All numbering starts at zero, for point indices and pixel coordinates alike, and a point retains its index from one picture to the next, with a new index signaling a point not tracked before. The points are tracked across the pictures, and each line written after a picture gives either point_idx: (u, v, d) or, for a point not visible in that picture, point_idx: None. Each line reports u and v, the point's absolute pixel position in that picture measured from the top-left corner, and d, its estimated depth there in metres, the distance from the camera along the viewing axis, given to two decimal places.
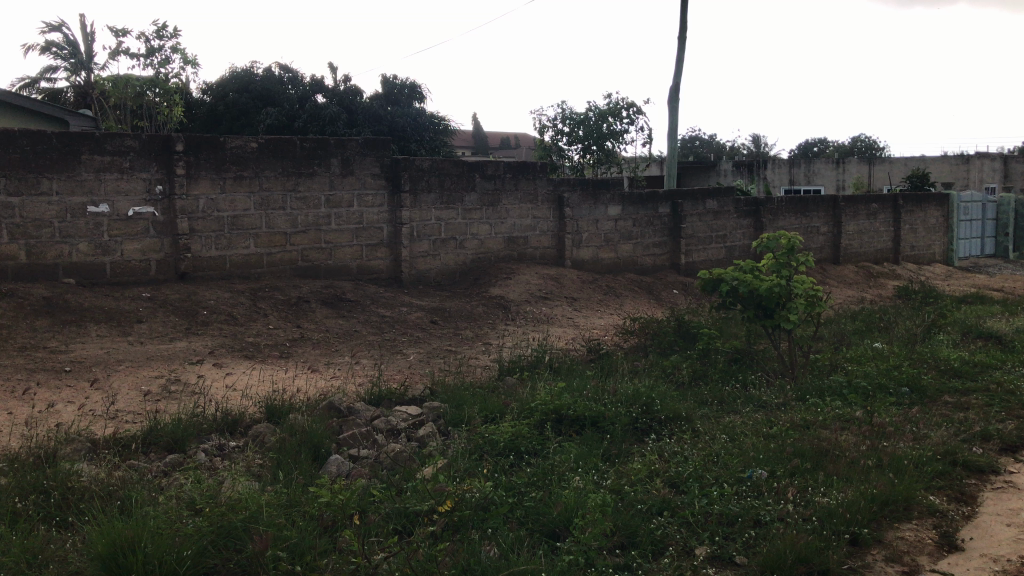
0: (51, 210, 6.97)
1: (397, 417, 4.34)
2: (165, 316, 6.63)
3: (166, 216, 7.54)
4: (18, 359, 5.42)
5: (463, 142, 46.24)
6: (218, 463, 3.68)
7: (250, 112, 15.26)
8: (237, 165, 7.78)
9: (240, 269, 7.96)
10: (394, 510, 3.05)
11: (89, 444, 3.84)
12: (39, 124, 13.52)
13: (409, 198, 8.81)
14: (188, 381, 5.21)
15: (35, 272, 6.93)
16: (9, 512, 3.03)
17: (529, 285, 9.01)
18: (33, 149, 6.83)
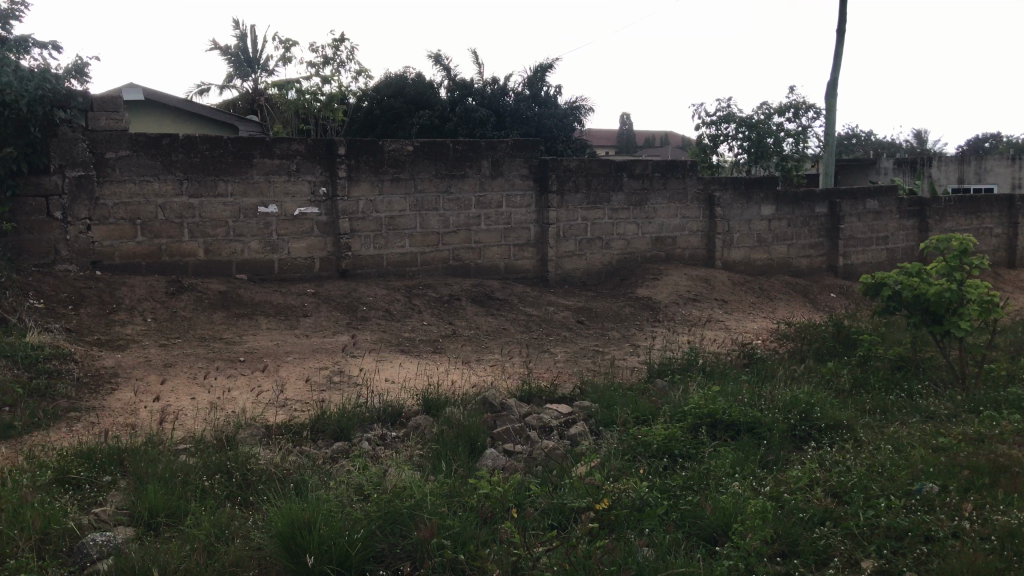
0: (225, 210, 7.48)
1: (549, 415, 4.41)
2: (327, 311, 7.00)
3: (329, 216, 7.94)
4: (198, 349, 5.87)
5: (608, 142, 46.06)
6: (381, 452, 3.85)
7: (403, 115, 15.84)
8: (394, 167, 8.09)
9: (396, 268, 8.28)
10: (551, 506, 3.11)
11: (264, 430, 4.12)
12: (209, 130, 14.51)
13: (557, 199, 8.89)
14: (349, 373, 5.48)
15: (211, 268, 7.48)
16: (199, 489, 3.29)
17: (677, 287, 8.89)
18: (211, 153, 7.35)
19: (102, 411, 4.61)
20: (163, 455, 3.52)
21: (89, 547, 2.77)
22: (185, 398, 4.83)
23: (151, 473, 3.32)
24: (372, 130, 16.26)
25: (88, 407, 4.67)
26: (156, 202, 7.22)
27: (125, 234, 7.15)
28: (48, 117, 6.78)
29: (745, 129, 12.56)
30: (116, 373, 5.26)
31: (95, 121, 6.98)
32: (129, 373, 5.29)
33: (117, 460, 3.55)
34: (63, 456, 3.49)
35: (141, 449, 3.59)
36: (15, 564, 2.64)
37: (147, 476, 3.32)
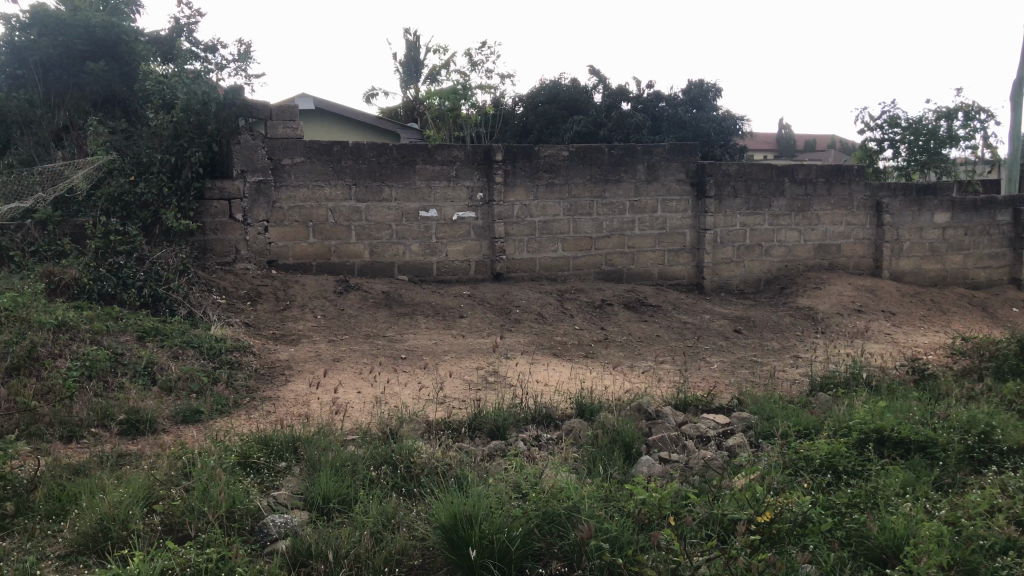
0: (389, 213, 7.80)
1: (706, 425, 4.36)
2: (482, 313, 7.18)
3: (486, 220, 8.12)
4: (363, 346, 6.16)
5: (764, 145, 44.64)
6: (535, 452, 3.92)
7: (558, 121, 16.01)
8: (550, 172, 8.18)
9: (550, 271, 8.38)
10: (710, 516, 3.07)
11: (426, 425, 4.28)
12: (372, 137, 15.15)
13: (714, 204, 8.72)
14: (503, 373, 5.60)
15: (375, 269, 7.84)
16: (368, 478, 3.46)
17: (841, 297, 8.52)
18: (377, 160, 7.68)
19: (277, 401, 4.94)
20: (333, 445, 3.73)
21: (269, 527, 2.97)
22: (351, 392, 5.08)
23: (323, 461, 3.53)
24: (526, 137, 16.52)
25: (264, 397, 5.01)
26: (326, 206, 7.64)
27: (297, 235, 7.60)
28: (232, 125, 7.33)
29: (908, 137, 11.86)
30: (289, 366, 5.61)
31: (273, 129, 7.45)
32: (301, 365, 5.64)
33: (292, 447, 3.79)
34: (245, 441, 3.76)
35: (313, 437, 3.81)
36: (206, 537, 2.88)
37: (319, 464, 3.52)
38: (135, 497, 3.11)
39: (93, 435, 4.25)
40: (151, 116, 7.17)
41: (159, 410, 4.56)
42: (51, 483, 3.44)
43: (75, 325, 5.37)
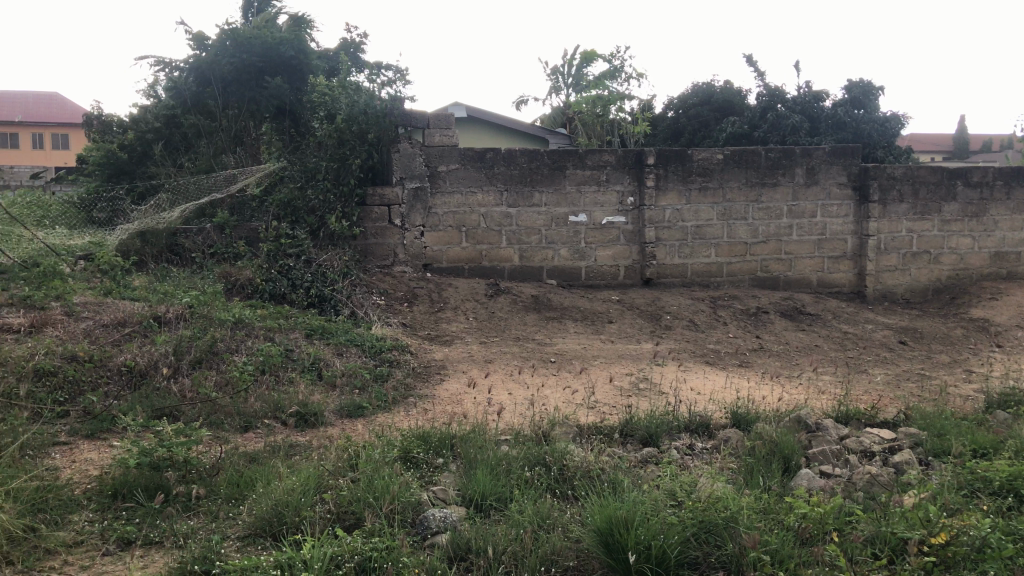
0: (540, 218, 7.90)
1: (871, 440, 4.17)
2: (632, 318, 7.15)
3: (636, 225, 8.07)
4: (514, 348, 6.27)
5: (932, 146, 42.00)
6: (689, 461, 3.87)
7: (709, 124, 15.74)
8: (703, 176, 8.05)
9: (702, 277, 8.23)
10: (877, 534, 2.96)
11: (578, 429, 4.30)
12: (520, 143, 15.35)
13: (878, 209, 8.32)
14: (654, 380, 5.55)
15: (526, 273, 7.96)
16: (522, 478, 3.52)
17: (1020, 308, 7.93)
18: (529, 165, 7.79)
19: (433, 399, 5.10)
20: (489, 444, 3.83)
21: (430, 520, 3.09)
22: (504, 393, 5.19)
23: (479, 459, 3.62)
24: (677, 139, 16.34)
25: (421, 395, 5.19)
26: (479, 211, 7.81)
27: (451, 240, 7.82)
28: (391, 134, 7.64)
29: None
30: (444, 366, 5.78)
31: (430, 137, 7.69)
32: (456, 366, 5.80)
33: (448, 444, 3.91)
34: (405, 437, 3.92)
35: (469, 437, 3.91)
36: (372, 527, 3.02)
37: (475, 461, 3.61)
38: (307, 485, 3.30)
39: (266, 425, 4.55)
40: (317, 126, 7.57)
41: (325, 404, 4.82)
42: (231, 468, 3.71)
43: (250, 322, 5.77)
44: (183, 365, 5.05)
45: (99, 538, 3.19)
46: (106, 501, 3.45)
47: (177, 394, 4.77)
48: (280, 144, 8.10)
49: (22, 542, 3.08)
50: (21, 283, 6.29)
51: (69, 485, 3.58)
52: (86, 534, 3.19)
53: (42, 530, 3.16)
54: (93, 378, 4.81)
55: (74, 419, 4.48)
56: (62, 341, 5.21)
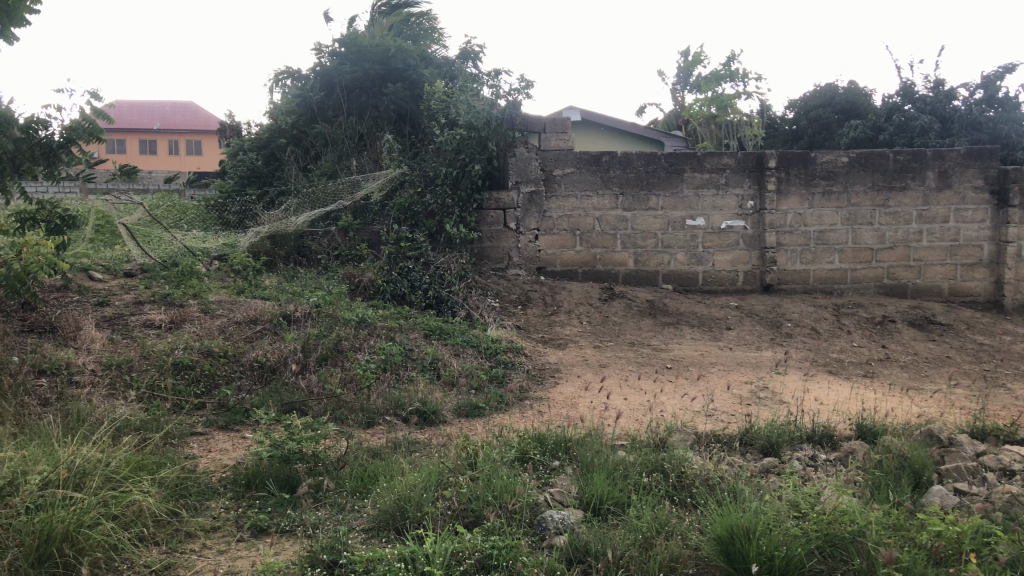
0: (656, 222, 7.83)
1: (1011, 457, 3.95)
2: (751, 325, 7.00)
3: (756, 229, 7.90)
4: (629, 354, 6.25)
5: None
6: (811, 473, 3.76)
7: (831, 126, 15.26)
8: (827, 179, 7.80)
9: (824, 284, 7.98)
10: (1018, 557, 2.80)
11: (695, 437, 4.25)
12: (635, 146, 15.24)
13: (1019, 214, 7.87)
14: (774, 390, 5.41)
15: (641, 277, 7.90)
16: (640, 484, 3.51)
17: None
18: (645, 169, 7.73)
19: (547, 402, 5.13)
20: (606, 448, 3.82)
21: (548, 522, 3.12)
22: (618, 398, 5.17)
23: (596, 463, 3.63)
24: (797, 142, 15.86)
25: (537, 397, 5.24)
26: (594, 215, 7.81)
27: (566, 243, 7.85)
28: (508, 138, 7.74)
29: None
30: (559, 369, 5.81)
31: (547, 141, 7.75)
32: (570, 369, 5.82)
33: (565, 447, 3.94)
34: (522, 438, 3.98)
35: (585, 440, 3.93)
36: (492, 526, 3.08)
37: (591, 465, 3.62)
38: (428, 481, 3.38)
39: (387, 422, 4.70)
40: (437, 132, 7.74)
41: (443, 403, 4.94)
42: (354, 462, 3.86)
43: (372, 321, 5.98)
44: (310, 361, 5.27)
45: (234, 525, 3.37)
46: (241, 490, 3.65)
47: (305, 390, 4.99)
48: (401, 149, 8.34)
49: (166, 524, 3.29)
50: (162, 281, 6.70)
51: (208, 473, 3.80)
52: (223, 520, 3.39)
53: (184, 514, 3.37)
54: (227, 373, 5.09)
55: (210, 411, 4.75)
56: (199, 336, 5.53)
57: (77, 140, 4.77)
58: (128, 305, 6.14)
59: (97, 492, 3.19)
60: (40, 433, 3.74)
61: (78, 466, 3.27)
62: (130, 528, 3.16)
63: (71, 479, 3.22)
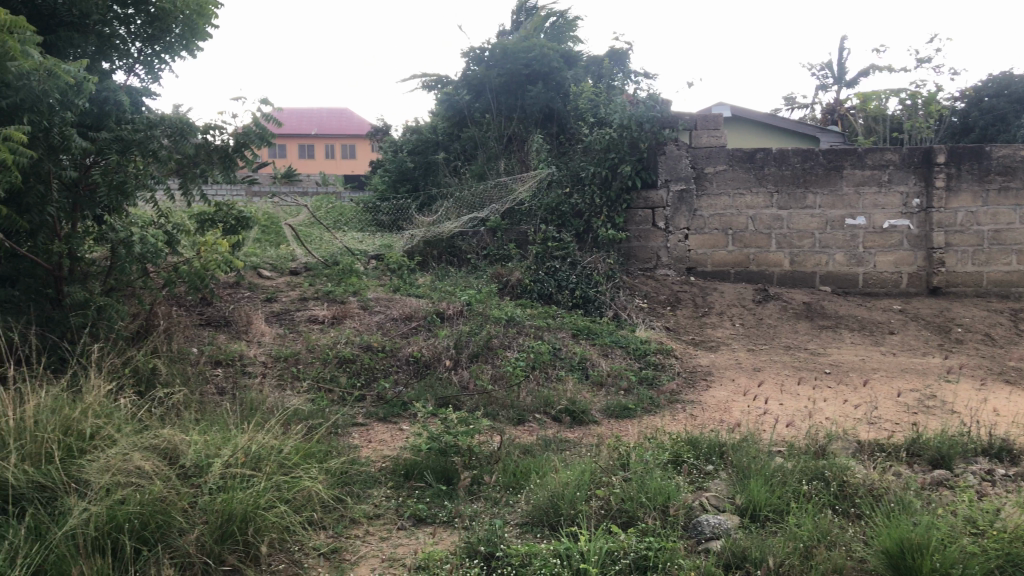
0: (813, 221, 7.54)
1: None
2: (916, 330, 6.63)
3: (922, 228, 7.46)
4: (784, 357, 6.05)
5: None
6: (988, 488, 3.52)
7: (1007, 117, 14.23)
8: (1004, 175, 7.27)
9: (1000, 287, 7.45)
10: None
11: (858, 446, 4.07)
12: (789, 142, 14.70)
13: None
14: (945, 399, 5.09)
15: (797, 278, 7.63)
16: (799, 491, 3.40)
17: None
18: (802, 166, 7.46)
19: (699, 406, 5.04)
20: (762, 454, 3.72)
21: (704, 526, 3.08)
22: (773, 404, 5.02)
23: (752, 469, 3.54)
24: (968, 135, 14.85)
25: (688, 400, 5.16)
26: (747, 213, 7.61)
27: (717, 243, 7.69)
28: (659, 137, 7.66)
29: None
30: (710, 372, 5.71)
31: (697, 139, 7.64)
32: (722, 372, 5.70)
33: (718, 451, 3.87)
34: (675, 441, 3.94)
35: (741, 445, 3.84)
36: (647, 527, 3.06)
37: (749, 471, 3.54)
38: (581, 479, 3.40)
39: (537, 419, 4.76)
40: (585, 132, 7.79)
41: (593, 403, 4.95)
42: (507, 458, 3.93)
43: (521, 320, 6.07)
44: (462, 358, 5.41)
45: (394, 514, 3.52)
46: (400, 480, 3.81)
47: (459, 384, 5.13)
48: (549, 149, 8.43)
49: (332, 510, 3.47)
50: (324, 279, 7.05)
51: (370, 463, 3.98)
52: (384, 509, 3.55)
53: (348, 501, 3.56)
54: (385, 366, 5.30)
55: (370, 402, 4.96)
56: (359, 332, 5.79)
57: (249, 145, 5.09)
58: (293, 301, 6.50)
59: (271, 476, 3.39)
60: (218, 420, 4.02)
61: (255, 451, 3.50)
62: (301, 511, 3.35)
63: (248, 463, 3.44)
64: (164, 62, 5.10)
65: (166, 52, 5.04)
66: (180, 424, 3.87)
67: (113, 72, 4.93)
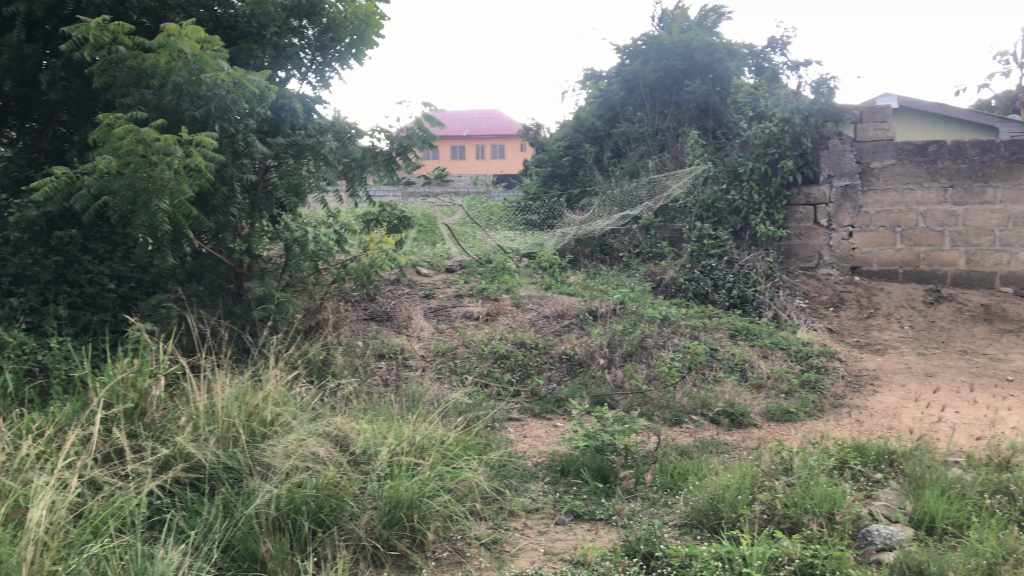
0: (992, 218, 7.04)
1: None
2: None
3: None
4: (960, 362, 5.70)
5: None
6: None
7: None
8: None
9: None
10: None
11: None
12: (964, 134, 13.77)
13: None
14: None
15: (974, 278, 7.15)
16: (981, 505, 3.19)
17: None
18: (980, 158, 6.97)
19: (865, 411, 4.83)
20: (938, 463, 3.53)
21: (873, 536, 2.97)
22: (948, 411, 4.74)
23: (926, 479, 3.37)
24: None
25: (853, 405, 4.94)
26: (918, 210, 7.21)
27: (884, 241, 7.31)
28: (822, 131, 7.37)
29: None
30: (877, 376, 5.45)
31: (863, 132, 7.30)
32: (891, 377, 5.43)
33: (888, 459, 3.70)
34: (841, 446, 3.80)
35: (913, 453, 3.66)
36: (812, 534, 2.97)
37: (922, 481, 3.36)
38: (742, 482, 3.34)
39: (694, 421, 4.70)
40: (744, 127, 7.60)
41: (752, 406, 4.84)
42: (664, 459, 3.90)
43: (676, 320, 6.01)
44: (616, 357, 5.41)
45: (552, 508, 3.58)
46: (557, 475, 3.87)
47: (613, 382, 5.13)
48: (705, 146, 8.27)
49: (492, 501, 3.58)
50: (478, 277, 7.22)
51: (527, 457, 4.06)
52: (542, 503, 3.62)
53: (507, 493, 3.65)
54: (539, 364, 5.38)
55: (525, 398, 5.04)
56: (513, 328, 5.90)
57: (411, 147, 5.27)
58: (450, 298, 6.70)
59: (435, 465, 3.52)
60: (384, 410, 4.20)
61: (418, 442, 3.64)
62: (463, 501, 3.47)
63: (412, 452, 3.59)
64: (334, 70, 5.38)
65: (336, 61, 5.33)
66: (350, 413, 4.08)
67: (288, 82, 5.23)
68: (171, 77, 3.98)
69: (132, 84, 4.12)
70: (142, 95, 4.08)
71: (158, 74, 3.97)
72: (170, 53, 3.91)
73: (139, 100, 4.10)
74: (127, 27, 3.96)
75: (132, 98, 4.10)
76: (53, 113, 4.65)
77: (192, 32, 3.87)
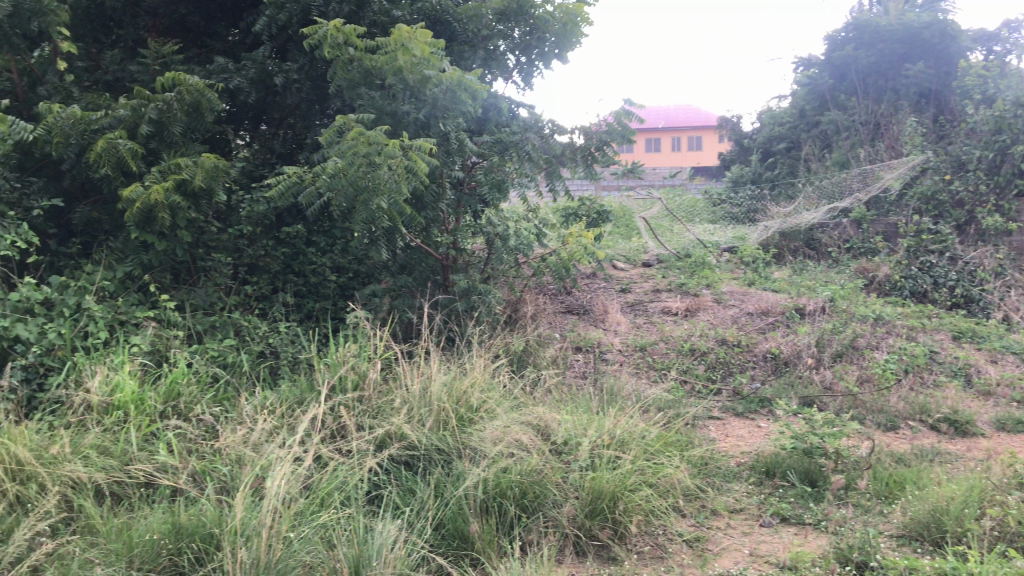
0: None
1: None
2: None
3: None
4: None
5: None
6: None
7: None
8: None
9: None
10: None
11: None
12: None
13: None
14: None
15: None
16: None
17: None
18: None
19: None
20: None
21: None
22: None
23: None
24: None
25: None
26: None
27: None
28: None
29: None
30: None
31: None
32: None
33: None
34: None
35: None
36: None
37: None
38: (968, 495, 3.11)
39: (911, 427, 4.42)
40: (971, 111, 7.01)
41: (978, 414, 4.48)
42: (879, 465, 3.70)
43: (890, 320, 5.67)
44: (825, 357, 5.18)
45: (757, 509, 3.50)
46: (762, 477, 3.76)
47: (821, 383, 4.91)
48: (926, 133, 7.70)
49: (694, 499, 3.54)
50: (677, 271, 7.12)
51: (728, 457, 3.98)
52: (745, 504, 3.54)
53: (710, 491, 3.60)
54: (742, 362, 5.25)
55: (726, 397, 4.93)
56: (714, 325, 5.79)
57: (610, 142, 5.28)
58: (648, 293, 6.67)
59: (637, 459, 3.52)
60: (585, 402, 4.26)
61: (619, 435, 3.65)
62: (665, 497, 3.45)
63: (614, 445, 3.61)
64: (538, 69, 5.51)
65: (541, 60, 5.44)
66: (550, 403, 4.18)
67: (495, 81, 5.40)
68: (395, 78, 4.24)
69: (360, 86, 4.42)
70: (371, 96, 4.38)
71: (386, 74, 4.25)
72: (398, 55, 4.17)
73: (368, 101, 4.41)
74: (359, 31, 4.26)
75: (361, 99, 4.40)
76: (286, 116, 5.10)
77: (418, 34, 4.11)
